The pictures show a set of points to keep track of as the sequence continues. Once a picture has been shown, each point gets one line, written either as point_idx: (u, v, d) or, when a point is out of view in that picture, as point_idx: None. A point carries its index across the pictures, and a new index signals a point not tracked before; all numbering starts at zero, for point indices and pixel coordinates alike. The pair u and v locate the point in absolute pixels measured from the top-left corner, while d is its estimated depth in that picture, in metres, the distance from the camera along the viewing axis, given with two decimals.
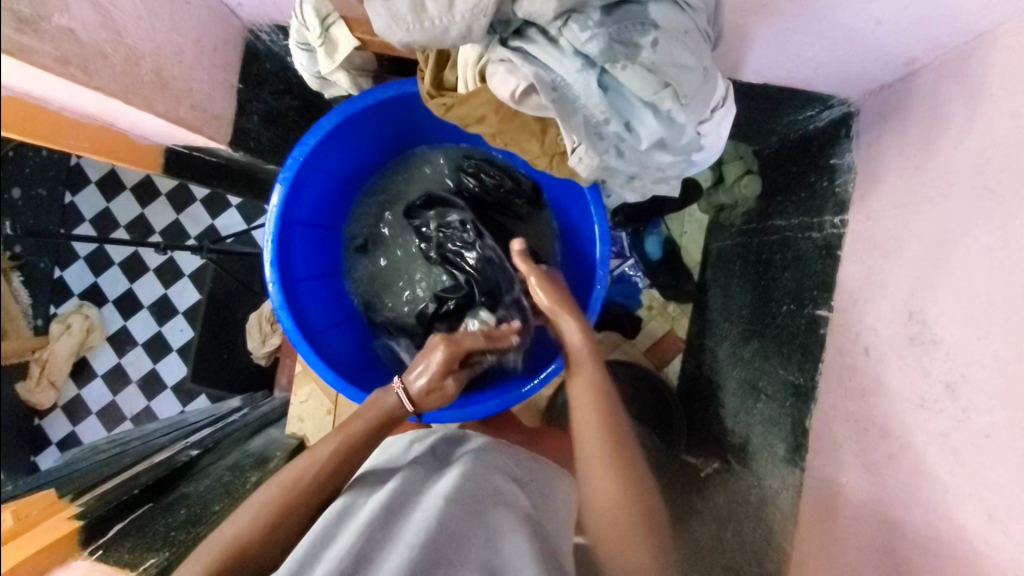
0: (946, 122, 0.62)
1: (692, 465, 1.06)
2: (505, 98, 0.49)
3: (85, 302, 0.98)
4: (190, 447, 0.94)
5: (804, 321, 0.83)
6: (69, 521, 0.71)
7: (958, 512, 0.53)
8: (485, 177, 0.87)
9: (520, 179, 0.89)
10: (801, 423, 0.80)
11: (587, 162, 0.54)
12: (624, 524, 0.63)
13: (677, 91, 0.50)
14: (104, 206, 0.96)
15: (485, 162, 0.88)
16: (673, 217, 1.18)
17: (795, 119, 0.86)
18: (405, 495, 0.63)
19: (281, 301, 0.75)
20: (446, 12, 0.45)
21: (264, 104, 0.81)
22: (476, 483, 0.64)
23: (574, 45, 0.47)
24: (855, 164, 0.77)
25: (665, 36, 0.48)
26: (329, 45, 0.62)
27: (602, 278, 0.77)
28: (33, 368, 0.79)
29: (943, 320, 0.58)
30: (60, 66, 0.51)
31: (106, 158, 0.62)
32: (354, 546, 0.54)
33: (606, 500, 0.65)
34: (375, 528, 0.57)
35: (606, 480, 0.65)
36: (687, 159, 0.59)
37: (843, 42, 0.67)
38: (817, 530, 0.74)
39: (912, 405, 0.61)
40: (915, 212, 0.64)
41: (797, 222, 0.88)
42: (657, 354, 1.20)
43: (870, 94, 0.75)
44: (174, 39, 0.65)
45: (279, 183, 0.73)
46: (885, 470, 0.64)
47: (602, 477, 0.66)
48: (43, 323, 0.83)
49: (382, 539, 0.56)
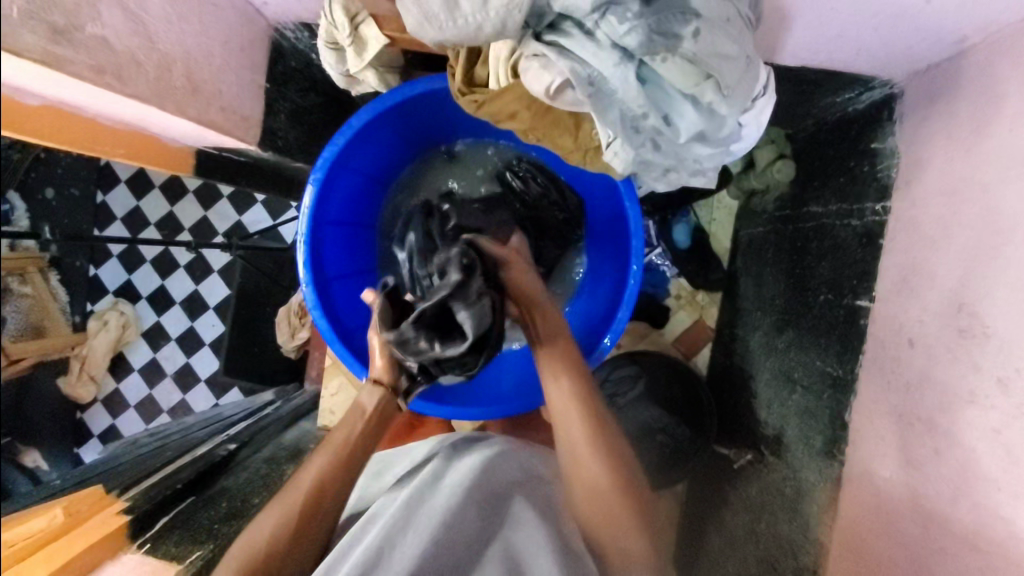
0: (1000, 103, 0.59)
1: (724, 455, 1.06)
2: (539, 94, 0.48)
3: (122, 299, 0.99)
4: (228, 440, 0.92)
5: (842, 311, 0.81)
6: (116, 516, 0.73)
7: (1010, 512, 0.52)
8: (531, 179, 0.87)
9: (565, 193, 0.88)
10: (840, 415, 0.79)
11: (622, 157, 0.53)
12: (621, 514, 0.60)
13: (719, 82, 0.48)
14: (136, 204, 0.95)
15: (534, 168, 0.88)
16: (701, 204, 1.15)
17: (833, 101, 0.82)
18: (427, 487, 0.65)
19: (316, 301, 0.76)
20: (480, 9, 0.45)
21: (291, 102, 0.81)
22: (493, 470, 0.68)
23: (611, 38, 0.46)
24: (898, 148, 0.74)
25: (706, 25, 0.46)
26: (358, 43, 0.61)
27: (637, 271, 0.75)
28: (71, 363, 0.89)
29: (997, 312, 0.56)
30: (96, 75, 0.52)
31: (141, 163, 0.63)
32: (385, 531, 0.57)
33: (592, 485, 0.62)
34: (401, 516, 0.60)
35: (597, 467, 0.63)
36: (725, 150, 0.57)
37: (889, 21, 0.63)
38: (856, 521, 0.73)
39: (961, 400, 0.59)
40: (966, 199, 0.62)
41: (835, 209, 0.85)
42: (687, 343, 1.18)
43: (915, 75, 0.72)
44: (203, 41, 0.65)
45: (310, 182, 0.73)
46: (932, 466, 0.62)
47: (591, 469, 0.63)
48: (79, 319, 0.91)
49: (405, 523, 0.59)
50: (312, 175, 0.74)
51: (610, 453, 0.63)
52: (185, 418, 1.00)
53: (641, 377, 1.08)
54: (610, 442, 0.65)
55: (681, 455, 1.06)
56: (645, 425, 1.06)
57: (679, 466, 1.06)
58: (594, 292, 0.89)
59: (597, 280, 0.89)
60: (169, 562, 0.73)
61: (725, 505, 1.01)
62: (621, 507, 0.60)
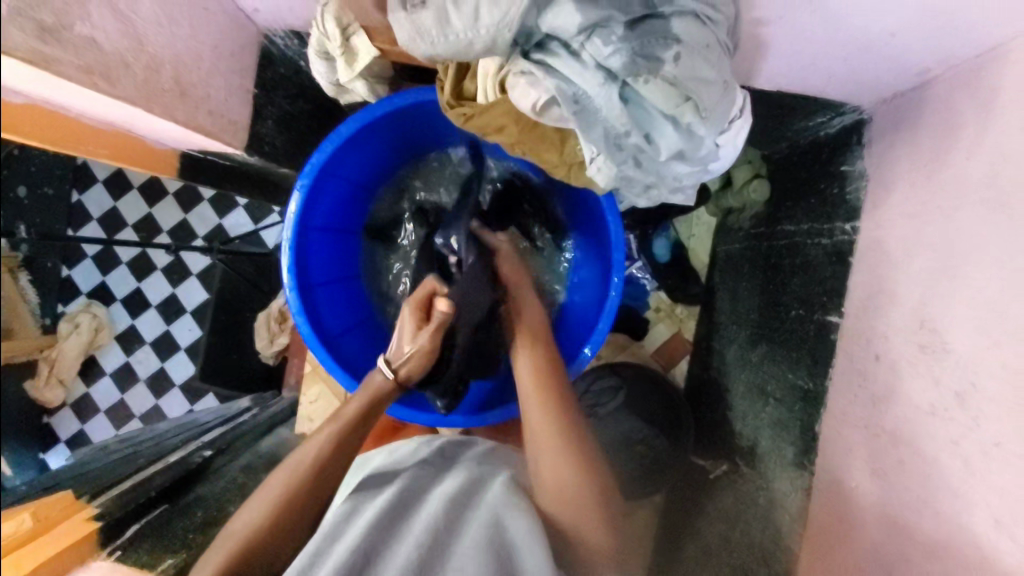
0: (959, 132, 0.63)
1: (701, 468, 1.09)
2: (526, 110, 0.50)
3: (94, 300, 0.90)
4: (203, 448, 0.93)
5: (813, 326, 0.84)
6: (85, 522, 0.73)
7: (967, 519, 0.54)
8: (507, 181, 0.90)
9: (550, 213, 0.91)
10: (811, 427, 0.81)
11: (605, 173, 0.54)
12: (577, 511, 0.63)
13: (698, 104, 0.50)
14: (113, 206, 0.88)
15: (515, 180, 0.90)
16: (681, 220, 1.18)
17: (806, 125, 0.86)
18: (413, 492, 0.65)
19: (300, 306, 0.76)
20: (471, 26, 0.46)
21: (278, 108, 0.81)
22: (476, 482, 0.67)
23: (596, 59, 0.48)
24: (867, 172, 0.77)
25: (686, 50, 0.48)
26: (349, 55, 0.63)
27: (617, 284, 0.77)
28: (43, 367, 0.75)
29: (955, 329, 0.59)
30: (84, 75, 0.52)
31: (124, 164, 0.63)
32: (371, 534, 0.56)
33: (556, 488, 0.64)
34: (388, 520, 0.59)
35: (556, 460, 0.65)
36: (703, 169, 0.60)
37: (858, 50, 0.66)
38: (825, 530, 0.75)
39: (923, 412, 0.61)
40: (928, 222, 0.65)
41: (807, 228, 0.89)
42: (665, 354, 1.21)
43: (882, 102, 0.75)
44: (192, 45, 0.65)
45: (296, 189, 0.73)
46: (895, 476, 0.64)
47: (552, 464, 0.65)
48: (51, 322, 0.79)
49: (393, 530, 0.58)
50: (298, 181, 0.74)
51: (568, 432, 0.68)
52: (157, 423, 0.97)
53: (622, 388, 1.10)
54: (579, 439, 0.68)
55: (659, 466, 1.07)
56: (625, 437, 1.06)
57: (662, 475, 1.07)
58: (570, 314, 0.90)
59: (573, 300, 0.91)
60: (138, 571, 0.73)
61: (700, 514, 1.02)
62: (578, 503, 0.63)
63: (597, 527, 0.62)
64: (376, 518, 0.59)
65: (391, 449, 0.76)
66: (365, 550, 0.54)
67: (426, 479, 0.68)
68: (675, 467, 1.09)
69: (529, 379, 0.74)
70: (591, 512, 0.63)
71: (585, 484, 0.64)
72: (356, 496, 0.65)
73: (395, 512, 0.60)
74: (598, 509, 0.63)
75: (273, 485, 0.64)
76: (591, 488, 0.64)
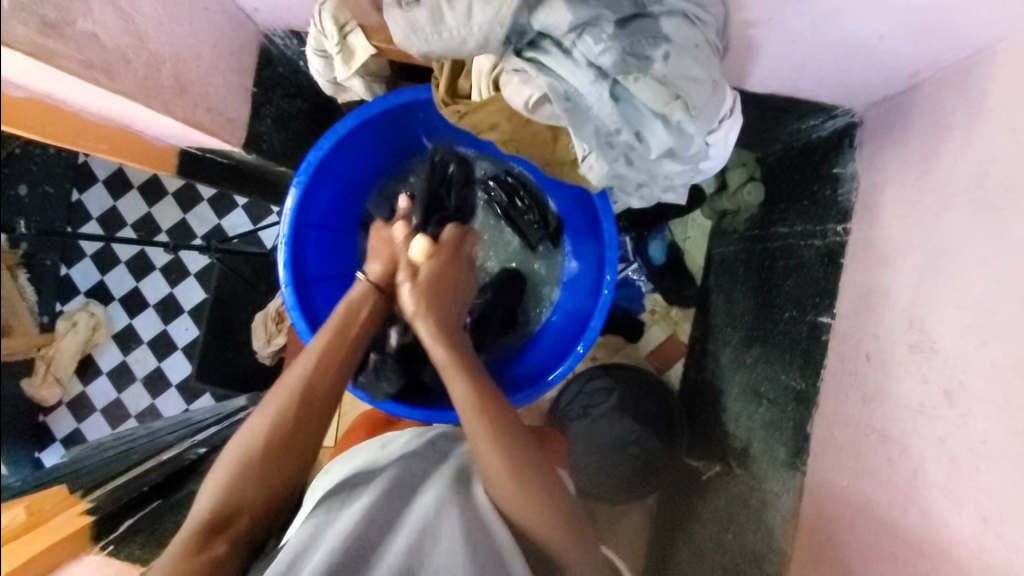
0: (947, 134, 0.64)
1: (694, 469, 1.08)
2: (518, 107, 0.51)
3: (92, 299, 0.84)
4: (198, 445, 0.97)
5: (805, 327, 0.84)
6: (80, 517, 0.76)
7: (955, 516, 0.55)
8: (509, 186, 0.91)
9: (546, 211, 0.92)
10: (803, 427, 0.82)
11: (597, 170, 0.56)
12: (536, 520, 0.61)
13: (686, 102, 0.51)
14: (114, 205, 0.87)
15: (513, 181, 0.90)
16: (676, 222, 1.19)
17: (798, 128, 0.87)
18: (405, 484, 0.66)
19: (295, 302, 0.76)
20: (464, 24, 0.47)
21: (276, 107, 0.82)
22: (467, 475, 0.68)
23: (588, 57, 0.49)
24: (858, 174, 0.78)
25: (675, 49, 0.49)
26: (346, 53, 0.64)
27: (609, 282, 0.78)
28: (38, 364, 0.71)
29: (943, 328, 0.59)
30: (84, 70, 0.53)
31: (124, 159, 0.64)
32: (361, 525, 0.58)
33: (523, 515, 0.61)
34: (377, 511, 0.60)
35: (499, 471, 0.62)
36: (694, 168, 0.61)
37: (849, 54, 0.67)
38: (816, 531, 0.75)
39: (911, 411, 0.62)
40: (917, 222, 0.66)
41: (800, 230, 0.89)
42: (660, 357, 1.21)
43: (873, 105, 0.76)
44: (192, 43, 0.66)
45: (293, 186, 0.74)
46: (885, 475, 0.65)
47: (496, 475, 0.62)
48: (49, 321, 0.75)
49: (383, 522, 0.60)
50: (295, 178, 0.75)
51: (502, 438, 0.63)
52: (155, 424, 0.93)
53: (615, 390, 1.10)
54: (515, 440, 0.64)
55: (650, 469, 1.08)
56: (617, 439, 1.07)
57: (651, 479, 1.08)
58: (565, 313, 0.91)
59: (566, 298, 0.92)
60: (131, 566, 0.82)
61: (694, 517, 1.02)
62: (535, 513, 0.61)
63: (555, 526, 0.62)
64: (367, 510, 0.60)
65: (382, 440, 0.75)
66: (356, 543, 0.56)
67: (414, 471, 0.69)
68: (667, 469, 1.09)
69: (457, 392, 0.66)
70: (553, 521, 0.62)
71: (537, 493, 0.62)
72: (350, 489, 0.66)
73: (387, 504, 0.62)
74: (548, 507, 0.62)
75: (231, 452, 0.63)
76: (545, 497, 0.62)
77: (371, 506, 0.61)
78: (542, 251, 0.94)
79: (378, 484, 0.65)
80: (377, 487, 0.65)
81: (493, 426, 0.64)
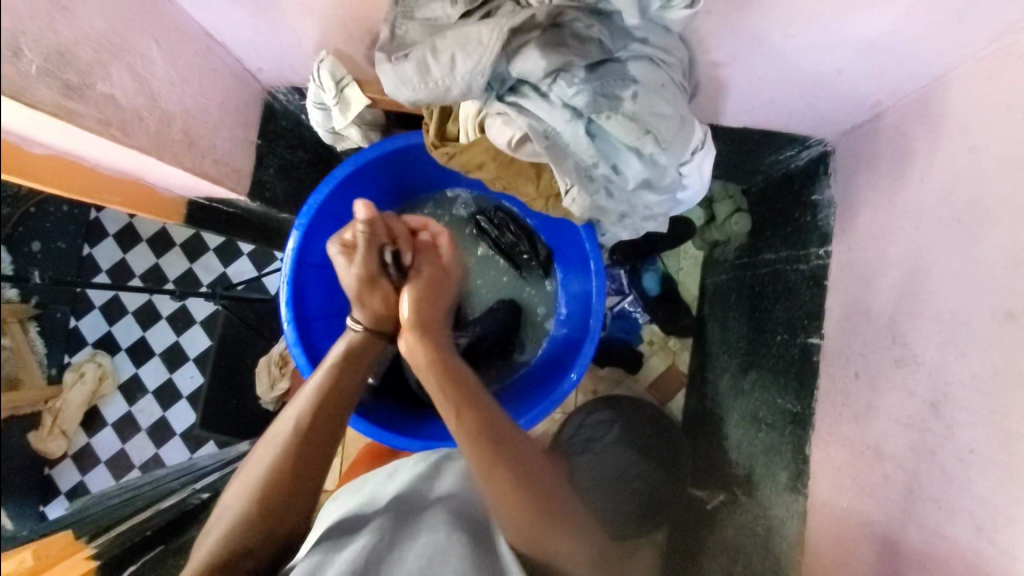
0: (911, 159, 0.67)
1: (698, 499, 1.06)
2: (502, 146, 0.55)
3: (100, 350, 0.95)
4: (201, 490, 0.92)
5: (797, 349, 0.86)
6: (83, 561, 0.75)
7: (950, 528, 0.55)
8: (507, 227, 0.93)
9: (538, 244, 0.93)
10: (802, 450, 0.82)
11: (580, 203, 0.59)
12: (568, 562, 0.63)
13: (658, 137, 0.55)
14: (122, 256, 0.93)
15: (506, 216, 0.93)
16: (668, 254, 1.21)
17: (776, 159, 0.91)
18: (410, 509, 0.68)
19: (296, 339, 0.79)
20: (449, 74, 0.52)
21: (279, 157, 0.87)
22: (470, 501, 0.70)
23: (563, 99, 0.53)
24: (835, 199, 0.82)
25: (643, 89, 0.54)
26: (343, 104, 0.73)
27: (599, 311, 0.81)
28: (45, 418, 0.77)
29: (924, 341, 0.61)
30: (102, 127, 0.57)
31: (136, 210, 0.70)
32: (365, 550, 0.60)
33: (545, 559, 0.63)
34: (382, 537, 0.62)
35: (522, 515, 0.61)
36: (672, 197, 0.65)
37: (812, 88, 0.72)
38: (822, 555, 0.74)
39: (902, 425, 0.63)
40: (892, 241, 0.68)
41: (786, 255, 0.92)
42: (661, 388, 1.21)
43: (843, 135, 0.81)
44: (201, 101, 0.71)
45: (295, 228, 0.78)
46: (882, 492, 0.65)
47: (519, 522, 0.61)
48: (58, 372, 0.83)
49: (387, 545, 0.61)
50: (297, 221, 0.79)
51: (522, 479, 0.62)
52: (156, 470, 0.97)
53: (617, 422, 1.11)
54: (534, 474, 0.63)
55: (657, 501, 1.07)
56: (622, 472, 1.07)
57: (659, 511, 1.07)
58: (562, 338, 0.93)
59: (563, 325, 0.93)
60: None
61: (702, 549, 1.01)
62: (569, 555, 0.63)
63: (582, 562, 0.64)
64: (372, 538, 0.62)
65: (388, 470, 0.77)
66: (360, 565, 0.58)
67: (417, 503, 0.69)
68: (673, 502, 1.08)
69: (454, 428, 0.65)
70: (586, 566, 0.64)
71: (563, 534, 0.62)
72: (356, 517, 0.68)
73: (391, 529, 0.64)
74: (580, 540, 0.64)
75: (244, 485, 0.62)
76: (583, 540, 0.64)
77: (376, 535, 0.63)
78: (537, 283, 0.97)
79: (382, 514, 0.67)
80: (382, 516, 0.66)
81: (512, 461, 0.62)
